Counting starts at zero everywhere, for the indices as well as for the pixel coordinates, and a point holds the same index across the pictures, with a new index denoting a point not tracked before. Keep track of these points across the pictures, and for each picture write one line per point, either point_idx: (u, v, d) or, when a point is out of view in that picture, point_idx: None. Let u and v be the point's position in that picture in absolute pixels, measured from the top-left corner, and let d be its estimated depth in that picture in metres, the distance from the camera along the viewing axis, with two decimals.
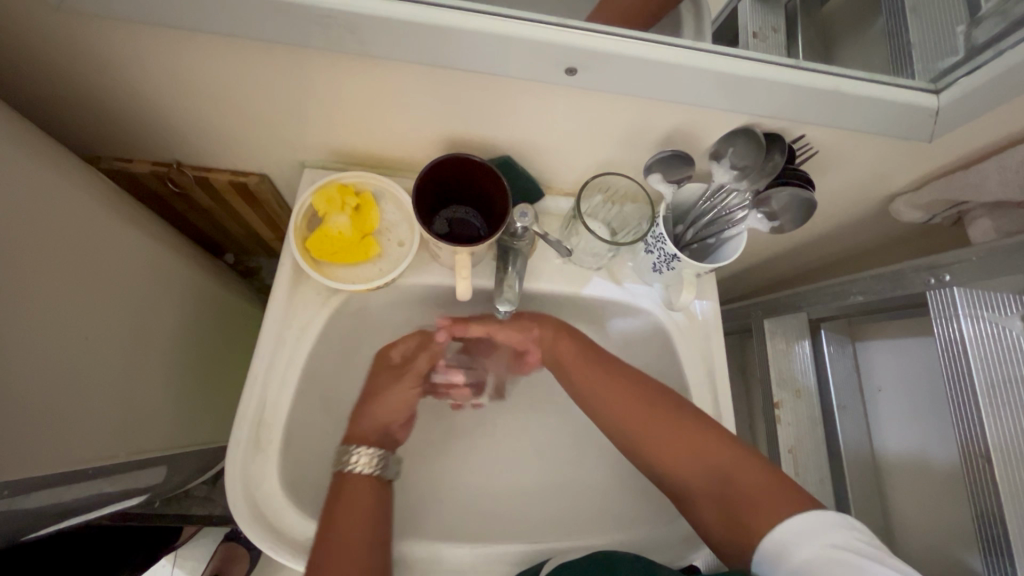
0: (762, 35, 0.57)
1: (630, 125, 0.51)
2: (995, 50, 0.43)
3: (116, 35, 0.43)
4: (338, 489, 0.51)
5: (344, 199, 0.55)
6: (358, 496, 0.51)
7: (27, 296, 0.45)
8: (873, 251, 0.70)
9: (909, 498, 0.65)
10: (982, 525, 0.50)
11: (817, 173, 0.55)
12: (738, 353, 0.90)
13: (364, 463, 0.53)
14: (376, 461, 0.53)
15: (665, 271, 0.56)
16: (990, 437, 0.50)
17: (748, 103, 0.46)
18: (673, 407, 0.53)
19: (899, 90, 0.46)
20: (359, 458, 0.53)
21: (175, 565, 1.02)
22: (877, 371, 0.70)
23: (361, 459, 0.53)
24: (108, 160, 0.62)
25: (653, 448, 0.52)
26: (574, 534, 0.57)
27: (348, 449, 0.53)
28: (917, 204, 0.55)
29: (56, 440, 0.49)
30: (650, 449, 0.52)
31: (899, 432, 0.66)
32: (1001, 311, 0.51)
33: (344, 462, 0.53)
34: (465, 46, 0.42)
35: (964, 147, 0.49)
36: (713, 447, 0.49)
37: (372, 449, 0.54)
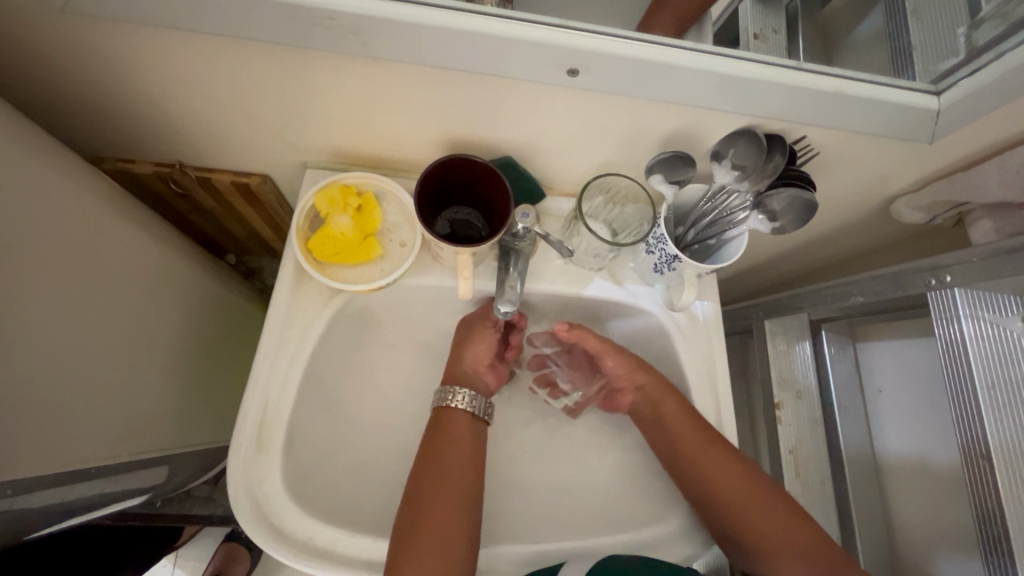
0: (764, 36, 0.57)
1: (631, 126, 0.51)
2: (996, 51, 0.43)
3: (120, 37, 0.43)
4: (440, 421, 0.57)
5: (346, 200, 0.55)
6: (455, 436, 0.56)
7: (31, 296, 0.45)
8: (873, 252, 0.70)
9: (910, 499, 0.65)
10: (982, 525, 0.50)
11: (818, 174, 0.55)
12: (739, 353, 0.90)
13: (463, 402, 0.58)
14: (475, 403, 0.58)
15: (667, 272, 0.56)
16: (991, 438, 0.50)
17: (749, 104, 0.46)
18: (736, 456, 0.56)
19: (899, 91, 0.46)
20: (460, 397, 0.58)
21: (175, 565, 1.02)
22: (878, 372, 0.70)
23: (460, 398, 0.58)
24: (111, 161, 0.63)
25: (708, 479, 0.55)
26: (576, 534, 0.57)
27: (449, 389, 0.58)
28: (918, 205, 0.55)
29: (58, 440, 0.49)
30: (709, 486, 0.55)
31: (900, 433, 0.67)
32: (1001, 311, 0.52)
33: (446, 398, 0.58)
34: (467, 47, 0.42)
35: (965, 149, 0.49)
36: (767, 503, 0.53)
37: (472, 393, 0.58)
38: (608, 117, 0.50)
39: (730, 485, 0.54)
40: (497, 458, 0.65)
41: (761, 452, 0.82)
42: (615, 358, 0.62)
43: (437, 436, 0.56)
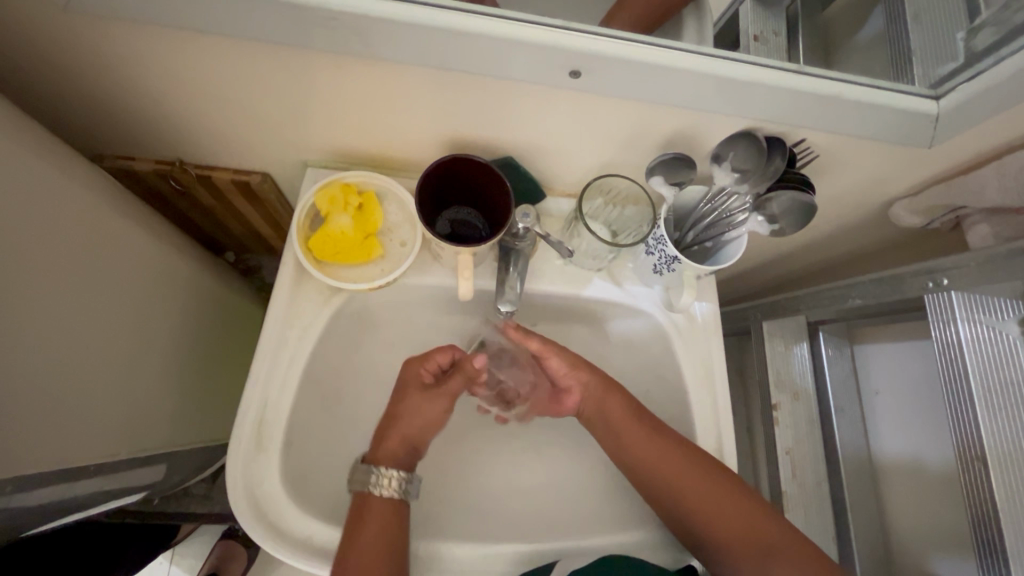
0: (764, 38, 0.58)
1: (632, 127, 0.51)
2: (996, 57, 0.43)
3: (121, 35, 0.43)
4: (359, 510, 0.51)
5: (347, 199, 0.55)
6: (376, 525, 0.50)
7: (29, 293, 0.45)
8: (870, 255, 0.70)
9: (906, 501, 0.66)
10: (976, 528, 0.51)
11: (817, 178, 0.55)
12: (737, 355, 0.90)
13: (386, 487, 0.52)
14: (398, 486, 0.53)
15: (666, 273, 0.56)
16: (987, 442, 0.50)
17: (749, 108, 0.46)
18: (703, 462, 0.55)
19: (898, 96, 0.46)
20: (385, 481, 0.52)
21: (172, 563, 1.02)
22: (876, 374, 0.71)
23: (384, 482, 0.52)
24: (111, 158, 0.63)
25: (682, 494, 0.54)
26: (574, 533, 0.57)
27: (371, 470, 0.53)
28: (916, 208, 0.56)
29: (56, 436, 0.49)
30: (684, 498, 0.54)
31: (896, 436, 0.67)
32: (998, 315, 0.52)
33: (367, 483, 0.52)
34: (469, 48, 0.42)
35: (964, 154, 0.50)
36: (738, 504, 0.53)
37: (394, 475, 0.53)
38: (609, 118, 0.50)
39: (704, 491, 0.53)
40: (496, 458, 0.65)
41: (758, 454, 0.82)
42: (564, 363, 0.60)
43: (358, 520, 0.51)
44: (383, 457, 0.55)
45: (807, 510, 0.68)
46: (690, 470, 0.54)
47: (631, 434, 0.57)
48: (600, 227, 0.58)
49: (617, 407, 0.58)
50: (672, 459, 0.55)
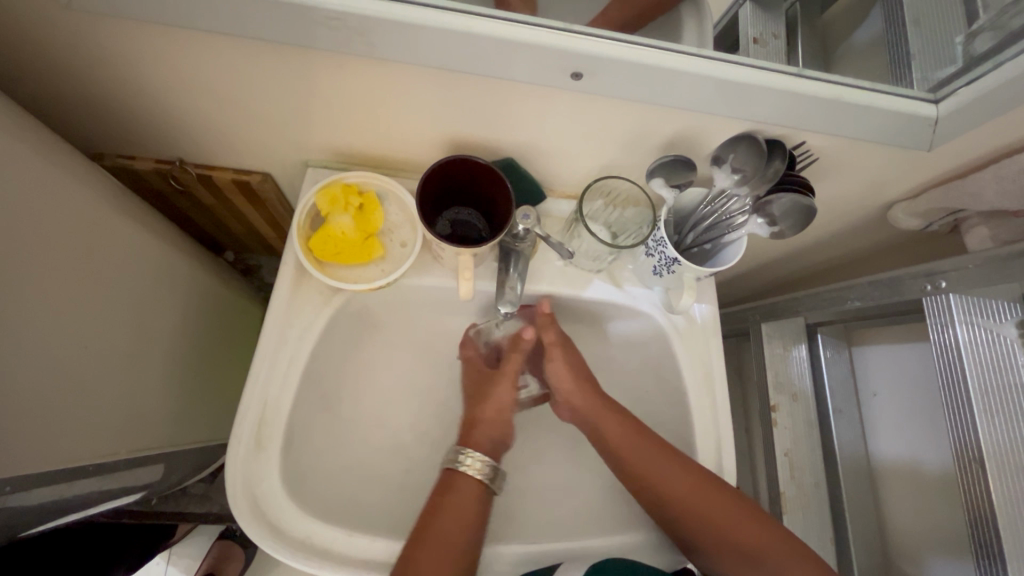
0: (763, 40, 0.59)
1: (632, 129, 0.51)
2: (995, 60, 0.43)
3: (124, 34, 0.43)
4: (448, 483, 0.54)
5: (348, 199, 0.55)
6: (461, 504, 0.52)
7: (29, 292, 0.45)
8: (868, 257, 0.71)
9: (905, 504, 0.66)
10: (974, 531, 0.51)
11: (817, 180, 0.55)
12: (735, 356, 0.91)
13: (473, 467, 0.54)
14: (485, 471, 0.54)
15: (666, 274, 0.56)
16: (985, 443, 0.50)
17: (750, 110, 0.46)
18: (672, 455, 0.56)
19: (897, 100, 0.46)
20: (471, 462, 0.54)
21: (170, 563, 1.02)
22: (873, 376, 0.71)
23: (470, 462, 0.54)
24: (111, 157, 0.63)
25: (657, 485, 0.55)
26: (573, 534, 0.58)
27: (461, 450, 0.55)
28: (915, 211, 0.56)
29: (56, 436, 0.49)
30: (658, 489, 0.54)
31: (894, 438, 0.67)
32: (994, 317, 0.53)
33: (456, 461, 0.55)
34: (470, 49, 0.42)
35: (962, 157, 0.50)
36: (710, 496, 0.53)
37: (484, 458, 0.55)
38: (611, 120, 0.50)
39: (676, 482, 0.54)
40: None
41: (756, 455, 0.82)
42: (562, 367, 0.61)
43: (443, 496, 0.53)
44: (473, 439, 0.57)
45: (805, 511, 0.68)
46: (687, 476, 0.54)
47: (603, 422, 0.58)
48: (600, 228, 0.59)
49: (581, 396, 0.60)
50: (640, 448, 0.56)
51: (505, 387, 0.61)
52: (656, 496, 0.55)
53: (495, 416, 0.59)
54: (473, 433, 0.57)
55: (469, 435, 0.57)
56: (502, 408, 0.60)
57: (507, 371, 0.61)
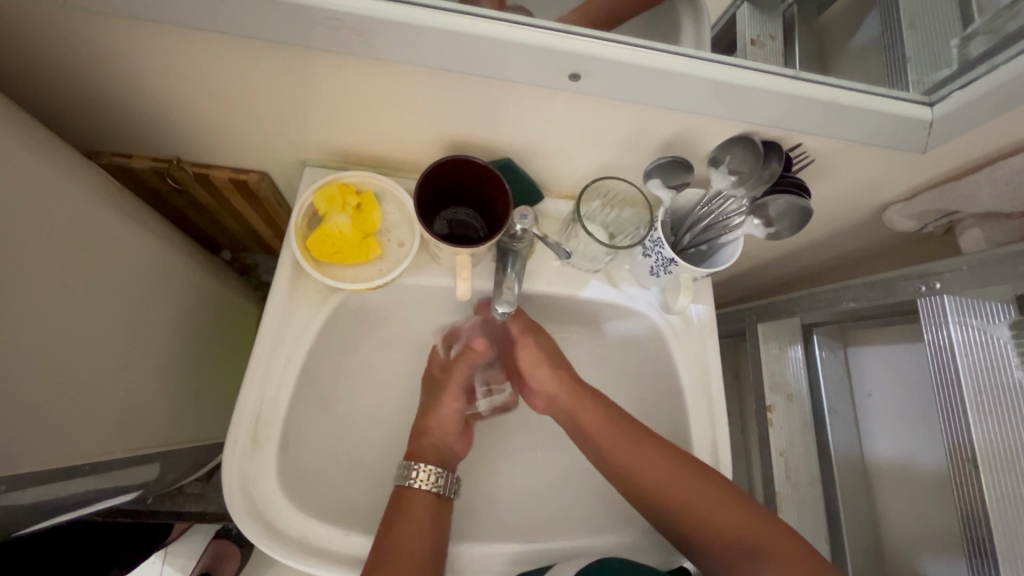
0: (760, 42, 0.59)
1: (629, 130, 0.51)
2: (989, 64, 0.44)
3: (121, 33, 0.43)
4: (400, 501, 0.55)
5: (345, 199, 0.56)
6: (416, 520, 0.53)
7: (25, 291, 0.45)
8: (863, 259, 0.71)
9: (899, 505, 0.66)
10: (967, 531, 0.51)
11: (812, 181, 0.56)
12: (731, 356, 0.91)
13: (424, 480, 0.56)
14: (436, 481, 0.56)
15: (663, 275, 0.57)
16: (978, 443, 0.51)
17: (746, 112, 0.46)
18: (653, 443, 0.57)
19: (893, 102, 0.46)
20: (421, 475, 0.56)
21: (166, 561, 1.02)
22: (868, 376, 0.71)
23: (421, 476, 0.56)
24: (107, 155, 0.62)
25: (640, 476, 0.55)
26: (568, 533, 0.58)
27: (410, 466, 0.57)
28: (909, 213, 0.56)
29: (52, 434, 0.49)
30: (642, 480, 0.55)
31: (888, 438, 0.67)
32: (989, 319, 0.53)
33: (407, 477, 0.56)
34: (468, 50, 0.42)
35: (957, 160, 0.50)
36: (692, 485, 0.54)
37: (432, 467, 0.56)
38: (608, 121, 0.50)
39: (658, 471, 0.55)
40: (491, 458, 0.65)
41: (752, 455, 0.83)
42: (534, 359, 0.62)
43: (396, 513, 0.54)
44: (418, 452, 0.58)
45: (799, 510, 0.69)
46: (670, 465, 0.55)
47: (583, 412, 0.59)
48: (598, 229, 0.59)
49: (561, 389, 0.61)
50: (620, 438, 0.57)
51: (449, 402, 0.62)
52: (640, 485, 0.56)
53: (443, 425, 0.61)
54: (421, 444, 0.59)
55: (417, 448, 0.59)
56: (445, 424, 0.61)
57: (451, 384, 0.64)
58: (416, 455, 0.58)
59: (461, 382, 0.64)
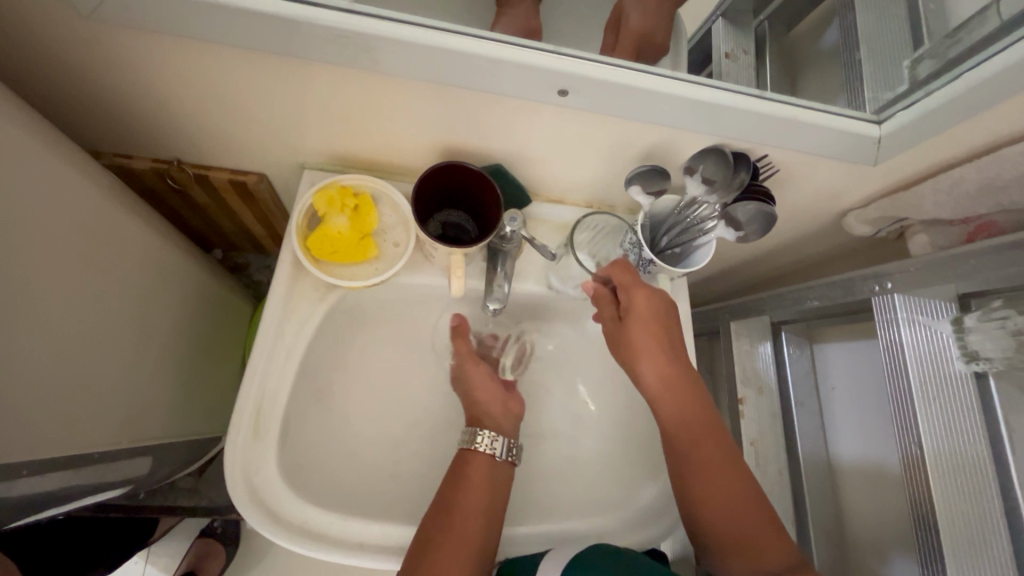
0: (734, 55, 0.65)
1: (613, 141, 0.55)
2: (929, 88, 0.49)
3: (136, 42, 0.45)
4: (463, 462, 0.58)
5: (344, 200, 0.58)
6: (479, 477, 0.56)
7: (38, 286, 0.47)
8: (826, 260, 0.76)
9: (857, 494, 0.71)
10: (915, 511, 0.56)
11: (779, 189, 0.61)
12: (706, 353, 0.96)
13: (486, 444, 0.58)
14: (497, 446, 0.58)
15: (643, 274, 0.63)
16: (923, 430, 0.55)
17: (718, 127, 0.51)
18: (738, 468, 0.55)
19: (847, 121, 0.51)
20: (484, 440, 0.58)
21: (148, 561, 1.03)
22: (831, 371, 0.77)
23: (484, 440, 0.58)
24: (110, 156, 0.64)
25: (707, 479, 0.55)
26: (550, 518, 0.62)
27: (474, 431, 0.59)
28: (866, 219, 0.61)
29: (60, 425, 0.50)
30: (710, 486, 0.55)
31: (848, 429, 0.73)
32: (934, 316, 0.58)
33: (471, 441, 0.58)
34: (465, 66, 0.46)
35: (905, 172, 0.55)
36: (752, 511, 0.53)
37: (495, 434, 0.59)
38: (592, 132, 0.54)
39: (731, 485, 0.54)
40: None
41: None
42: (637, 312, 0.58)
43: (461, 470, 0.57)
44: (488, 422, 0.61)
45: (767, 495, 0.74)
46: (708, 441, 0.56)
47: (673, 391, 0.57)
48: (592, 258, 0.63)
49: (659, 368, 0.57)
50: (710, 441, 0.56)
51: (476, 369, 0.66)
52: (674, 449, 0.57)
53: (489, 395, 0.63)
54: (482, 414, 0.62)
55: (479, 415, 0.62)
56: (489, 386, 0.64)
57: (464, 358, 0.67)
58: (476, 423, 0.61)
59: (471, 353, 0.67)
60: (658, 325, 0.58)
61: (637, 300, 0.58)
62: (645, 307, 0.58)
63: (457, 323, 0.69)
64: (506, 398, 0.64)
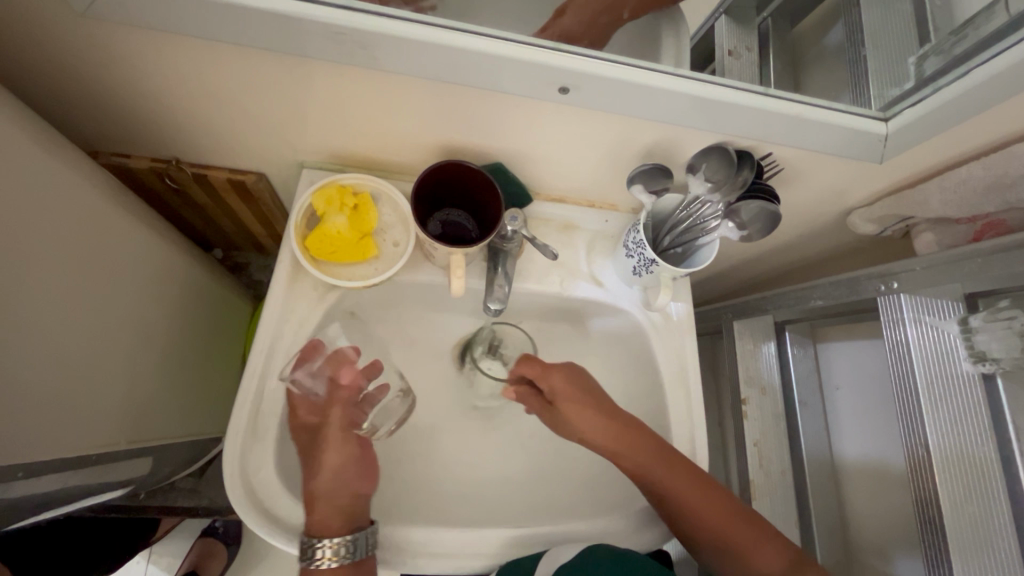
0: (737, 53, 0.65)
1: (614, 139, 0.55)
2: (936, 84, 0.48)
3: (132, 40, 0.45)
4: None
5: (343, 199, 0.58)
6: None
7: (35, 286, 0.47)
8: (831, 259, 0.76)
9: (863, 494, 0.70)
10: (921, 512, 0.56)
11: (783, 187, 0.60)
12: (709, 353, 0.95)
13: (330, 554, 0.52)
14: (341, 551, 0.52)
15: (645, 275, 0.61)
16: (930, 432, 0.55)
17: (721, 125, 0.50)
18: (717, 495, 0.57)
19: (852, 118, 0.51)
20: (325, 552, 0.52)
21: (150, 561, 1.03)
22: (836, 371, 0.76)
23: (326, 552, 0.52)
24: (107, 155, 0.63)
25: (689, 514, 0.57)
26: (552, 519, 0.61)
27: (313, 544, 0.52)
28: (871, 218, 0.61)
29: (57, 426, 0.50)
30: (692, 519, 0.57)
31: (853, 430, 0.72)
32: (941, 316, 0.57)
33: (310, 558, 0.52)
34: (464, 64, 0.45)
35: (911, 170, 0.55)
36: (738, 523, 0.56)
37: (337, 539, 0.52)
38: (595, 130, 0.54)
39: (710, 511, 0.56)
40: (481, 448, 0.68)
41: (728, 448, 0.87)
42: (566, 392, 0.62)
43: None
44: (327, 522, 0.54)
45: (772, 497, 0.73)
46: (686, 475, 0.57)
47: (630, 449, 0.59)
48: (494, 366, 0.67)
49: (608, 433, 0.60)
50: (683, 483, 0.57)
51: (332, 452, 0.58)
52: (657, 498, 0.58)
53: (336, 477, 0.57)
54: (320, 508, 0.54)
55: (316, 513, 0.54)
56: (338, 475, 0.57)
57: (330, 431, 0.59)
58: (315, 526, 0.53)
59: (342, 426, 0.60)
60: (585, 397, 0.62)
61: (556, 384, 0.62)
62: (565, 387, 0.62)
63: (345, 376, 0.61)
64: (348, 476, 0.58)
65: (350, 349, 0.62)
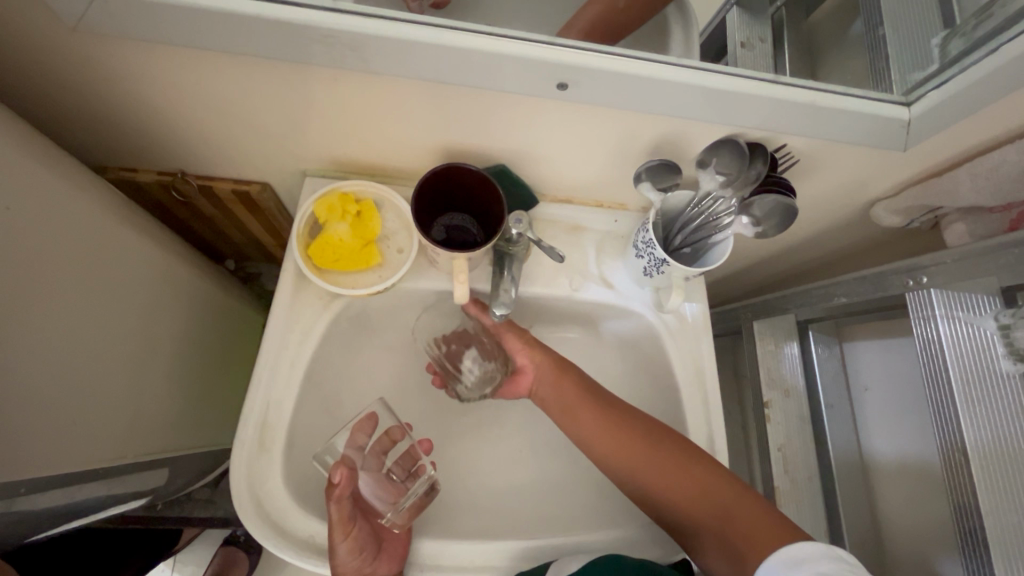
0: (750, 45, 0.62)
1: (620, 135, 0.53)
2: (961, 65, 0.45)
3: (125, 53, 0.45)
4: None
5: (345, 207, 0.57)
6: None
7: (41, 303, 0.47)
8: (856, 254, 0.72)
9: (898, 498, 0.66)
10: (959, 521, 0.52)
11: (800, 179, 0.57)
12: (729, 354, 0.92)
13: None
14: None
15: (656, 275, 0.59)
16: (967, 435, 0.52)
17: (732, 115, 0.48)
18: (681, 452, 0.55)
19: (871, 103, 0.48)
20: None
21: (175, 569, 1.03)
22: (865, 372, 0.72)
23: None
24: (115, 170, 0.64)
25: (647, 481, 0.55)
26: (569, 529, 0.59)
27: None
28: (896, 209, 0.58)
29: (66, 441, 0.50)
30: (657, 489, 0.54)
31: (885, 432, 0.68)
32: (976, 310, 0.53)
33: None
34: (456, 62, 0.44)
35: (938, 157, 0.51)
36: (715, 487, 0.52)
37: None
38: (598, 127, 0.52)
39: (673, 477, 0.54)
40: (492, 457, 0.66)
41: (752, 453, 0.83)
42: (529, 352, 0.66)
43: None
44: None
45: (799, 504, 0.70)
46: (669, 454, 0.55)
47: (585, 421, 0.60)
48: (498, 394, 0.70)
49: (571, 387, 0.62)
50: (640, 448, 0.56)
51: (341, 545, 0.52)
52: (637, 482, 0.56)
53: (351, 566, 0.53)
54: None
55: None
56: (353, 561, 0.52)
57: (335, 525, 0.52)
58: None
59: (346, 517, 0.52)
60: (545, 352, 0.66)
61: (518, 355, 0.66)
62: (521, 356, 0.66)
63: (338, 473, 0.53)
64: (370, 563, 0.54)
65: (396, 430, 0.60)
